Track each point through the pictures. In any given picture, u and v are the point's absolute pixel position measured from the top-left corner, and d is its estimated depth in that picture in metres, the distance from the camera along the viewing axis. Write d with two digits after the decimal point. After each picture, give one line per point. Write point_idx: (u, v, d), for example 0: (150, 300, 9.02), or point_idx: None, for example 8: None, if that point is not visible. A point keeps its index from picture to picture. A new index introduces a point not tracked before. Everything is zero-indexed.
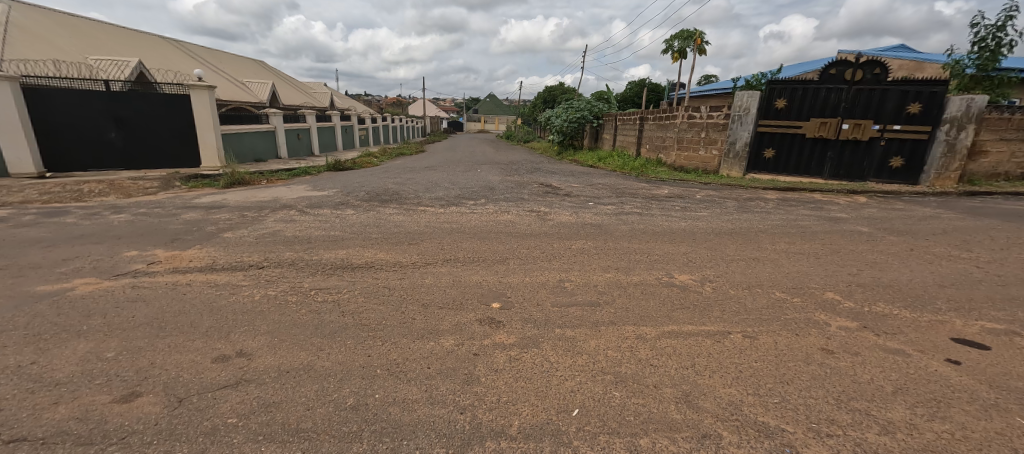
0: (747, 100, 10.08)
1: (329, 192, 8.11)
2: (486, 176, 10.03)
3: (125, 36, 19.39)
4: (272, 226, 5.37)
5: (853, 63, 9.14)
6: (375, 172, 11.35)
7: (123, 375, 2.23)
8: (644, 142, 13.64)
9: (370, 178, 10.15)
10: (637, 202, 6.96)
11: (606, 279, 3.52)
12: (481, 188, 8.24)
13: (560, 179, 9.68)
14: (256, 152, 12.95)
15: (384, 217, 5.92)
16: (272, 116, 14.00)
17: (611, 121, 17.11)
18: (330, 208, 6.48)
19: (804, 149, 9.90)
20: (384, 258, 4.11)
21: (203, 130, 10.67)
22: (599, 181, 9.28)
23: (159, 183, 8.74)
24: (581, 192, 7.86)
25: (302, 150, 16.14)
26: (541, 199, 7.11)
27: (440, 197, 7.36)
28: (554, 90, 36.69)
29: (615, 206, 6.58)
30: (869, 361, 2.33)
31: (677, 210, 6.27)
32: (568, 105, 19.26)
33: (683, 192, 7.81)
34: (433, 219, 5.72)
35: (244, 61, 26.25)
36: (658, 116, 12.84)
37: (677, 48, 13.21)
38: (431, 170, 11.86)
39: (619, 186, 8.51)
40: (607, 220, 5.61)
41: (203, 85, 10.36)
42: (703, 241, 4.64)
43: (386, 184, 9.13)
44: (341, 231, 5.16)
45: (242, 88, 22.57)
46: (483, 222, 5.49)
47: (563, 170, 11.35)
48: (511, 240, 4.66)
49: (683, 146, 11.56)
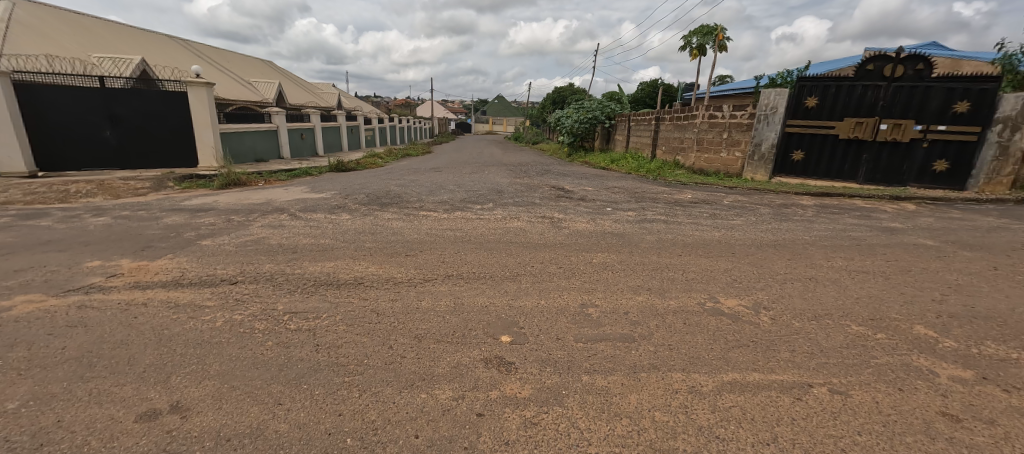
0: (775, 98, 9.38)
1: (327, 195, 7.60)
2: (494, 178, 9.45)
3: (131, 35, 19.17)
4: (257, 232, 4.85)
5: (893, 58, 8.44)
6: (379, 173, 10.84)
7: (13, 442, 1.68)
8: (660, 143, 12.99)
9: (372, 179, 9.65)
10: (660, 207, 6.34)
11: (639, 305, 2.91)
12: (489, 191, 7.67)
13: (573, 181, 9.09)
14: (257, 152, 12.53)
15: (382, 222, 5.38)
16: (274, 115, 13.58)
17: (624, 122, 16.47)
18: (325, 213, 5.96)
19: (836, 152, 9.20)
20: (377, 273, 3.56)
21: (201, 128, 10.24)
22: (616, 184, 8.67)
23: (151, 183, 8.31)
24: (596, 195, 7.25)
25: (306, 151, 15.73)
26: (554, 203, 6.52)
27: (445, 201, 6.81)
28: (564, 91, 36.08)
29: (636, 212, 5.98)
30: (1016, 435, 1.71)
31: (707, 217, 5.65)
32: (580, 105, 18.65)
33: (709, 197, 7.16)
34: (436, 225, 5.16)
35: (252, 60, 26.02)
36: (675, 116, 12.18)
37: (697, 45, 12.52)
38: (437, 172, 11.34)
39: (637, 190, 7.90)
40: (630, 228, 5.01)
41: (200, 82, 9.94)
42: (743, 255, 4.02)
43: (389, 186, 8.62)
44: (333, 239, 4.62)
45: (248, 88, 22.29)
46: (491, 230, 4.91)
47: (575, 172, 10.78)
48: (523, 252, 4.07)
49: (703, 148, 10.89)
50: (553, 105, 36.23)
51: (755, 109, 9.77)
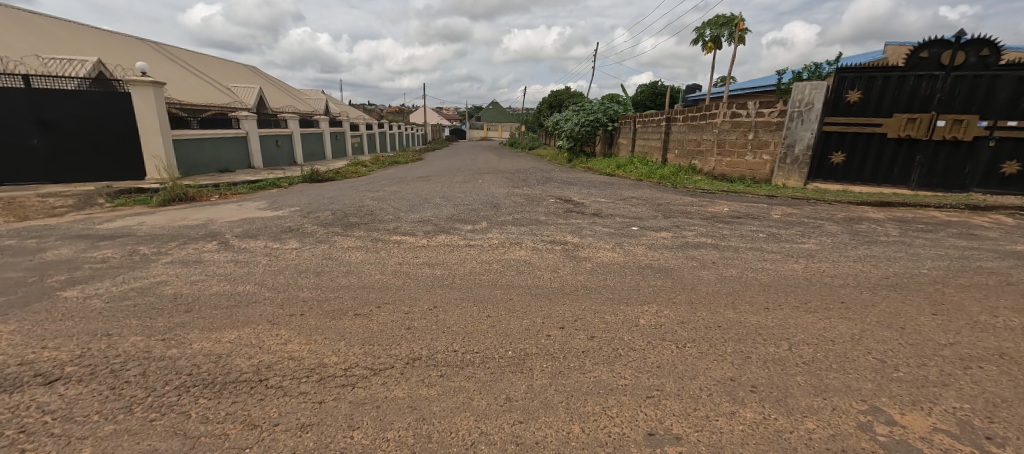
0: (811, 92, 8.10)
1: (284, 213, 6.23)
2: (490, 188, 8.14)
3: (96, 38, 17.83)
4: (156, 273, 3.47)
5: (952, 43, 7.24)
6: (357, 184, 9.49)
7: None
8: (672, 146, 11.72)
9: (346, 191, 8.29)
10: (698, 224, 5.02)
11: (755, 438, 1.57)
12: (482, 205, 6.34)
13: (580, 191, 7.78)
14: (221, 161, 11.13)
15: (339, 252, 4.02)
16: (243, 119, 12.20)
17: (629, 124, 15.21)
18: (269, 238, 4.59)
19: (884, 153, 7.93)
20: (297, 355, 2.19)
21: (147, 134, 8.86)
22: (633, 194, 7.38)
23: (75, 201, 6.91)
24: (613, 209, 5.94)
25: (281, 159, 14.34)
26: (563, 221, 5.20)
27: (428, 219, 5.48)
28: (560, 94, 34.96)
29: (670, 231, 4.67)
30: None
31: (766, 239, 4.33)
32: (579, 107, 17.40)
33: (750, 210, 5.86)
34: (409, 257, 3.80)
35: (231, 65, 24.66)
36: (688, 116, 10.92)
37: (712, 37, 11.29)
38: (425, 181, 9.98)
39: (661, 201, 6.60)
40: (672, 259, 3.68)
41: (146, 81, 8.57)
42: (860, 305, 2.69)
43: (363, 199, 7.26)
44: (257, 281, 3.25)
45: (225, 94, 20.94)
46: (483, 265, 3.55)
47: (583, 180, 9.49)
48: (530, 307, 2.71)
49: (724, 150, 9.60)
50: (548, 109, 35.03)
51: (786, 105, 8.49)
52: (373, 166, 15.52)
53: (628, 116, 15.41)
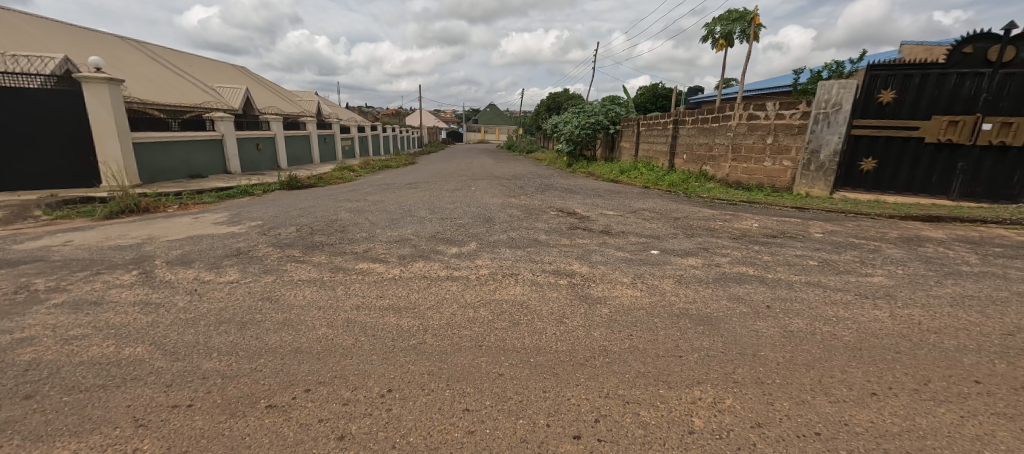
0: (839, 91, 7.24)
1: (241, 229, 5.35)
2: (483, 197, 7.28)
3: (69, 34, 16.90)
4: (27, 325, 2.59)
5: (1001, 37, 6.42)
6: (337, 192, 8.61)
7: None
8: (680, 150, 10.90)
9: (322, 201, 7.42)
10: (729, 246, 4.18)
11: None
12: (472, 220, 5.48)
13: (583, 201, 6.94)
14: (190, 165, 10.22)
15: (283, 288, 3.15)
16: (217, 121, 11.30)
17: (633, 127, 14.40)
18: (205, 267, 3.73)
19: (921, 159, 7.08)
20: None
21: (103, 136, 7.95)
22: (643, 204, 6.56)
23: (4, 214, 6.01)
24: (624, 225, 5.10)
25: (263, 164, 13.44)
26: (567, 242, 4.35)
27: (406, 239, 4.61)
28: (558, 96, 34.19)
29: (698, 256, 3.82)
30: None
31: (820, 268, 3.49)
32: (579, 110, 16.58)
33: (784, 226, 5.02)
34: (370, 298, 2.94)
35: (218, 65, 23.80)
36: (699, 118, 10.09)
37: (723, 34, 10.55)
38: (413, 188, 9.11)
39: (676, 215, 5.76)
40: (712, 301, 2.83)
41: (101, 77, 7.72)
42: (1009, 390, 1.84)
43: (339, 211, 6.40)
44: (153, 341, 2.39)
45: (210, 95, 20.08)
46: (464, 312, 2.68)
47: (586, 187, 8.67)
48: (526, 393, 1.86)
49: (739, 155, 8.76)
50: (547, 111, 34.26)
51: (809, 105, 7.63)
52: (362, 170, 14.66)
53: (631, 118, 14.61)
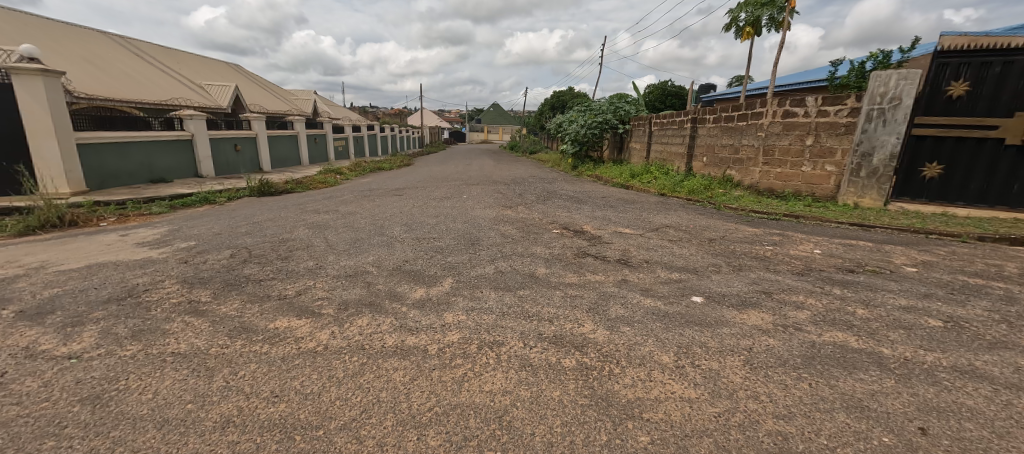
0: (898, 83, 6.05)
1: (164, 253, 4.27)
2: (474, 209, 6.17)
3: (44, 28, 15.95)
4: None
5: None
6: (310, 201, 7.53)
7: None
8: (699, 152, 9.73)
9: (285, 213, 6.34)
10: (797, 290, 3.02)
11: None
12: (453, 242, 4.37)
13: (592, 214, 5.80)
14: (153, 168, 9.18)
15: (136, 372, 2.05)
16: (186, 119, 10.25)
17: (644, 126, 13.24)
18: (62, 322, 2.65)
19: (1001, 165, 5.84)
20: None
21: (39, 136, 6.96)
22: (665, 219, 5.42)
23: None
24: (647, 252, 3.97)
25: (242, 166, 12.39)
26: (574, 280, 3.22)
27: (361, 271, 3.51)
28: (563, 95, 33.01)
29: (759, 308, 2.69)
30: None
31: (956, 335, 2.33)
32: (586, 108, 15.43)
33: (857, 254, 3.86)
34: (259, 399, 1.83)
35: (208, 63, 22.86)
36: (722, 116, 8.90)
37: (749, 21, 9.42)
38: (397, 196, 8.01)
39: (709, 234, 4.62)
40: (820, 416, 1.68)
41: (33, 68, 6.69)
42: None
43: (297, 227, 5.32)
44: None
45: (196, 92, 19.10)
46: (399, 442, 1.57)
47: (594, 196, 7.54)
48: None
49: (772, 158, 7.55)
50: (551, 110, 33.11)
51: (860, 100, 6.42)
52: (351, 173, 13.59)
53: (642, 117, 13.44)
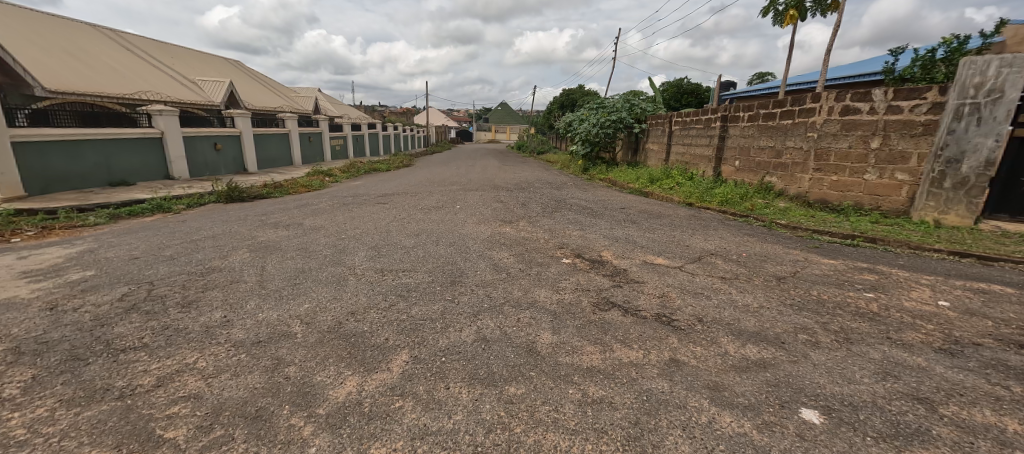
0: (999, 71, 4.77)
1: (39, 291, 3.18)
2: (465, 225, 5.03)
3: (27, 19, 15.12)
4: None
5: None
6: (278, 210, 6.46)
7: None
8: (730, 155, 8.48)
9: (238, 227, 5.25)
10: (966, 392, 1.83)
11: None
12: (427, 279, 3.23)
13: (611, 234, 4.63)
14: (112, 170, 8.21)
15: None
16: (155, 115, 9.18)
17: (662, 125, 11.97)
18: None
19: None
20: None
21: None
22: (705, 242, 4.23)
23: None
24: (694, 301, 2.80)
25: (223, 167, 11.36)
26: (595, 361, 2.05)
27: (279, 335, 2.38)
28: (573, 93, 31.75)
29: (933, 447, 1.51)
30: None
31: None
32: (598, 105, 14.19)
33: (1004, 309, 2.66)
34: None
35: (205, 57, 21.88)
36: (760, 113, 7.62)
37: (791, 4, 8.16)
38: (381, 204, 6.90)
39: (772, 269, 3.43)
40: None
41: None
42: None
43: (239, 249, 4.22)
44: None
45: (189, 88, 18.12)
46: None
47: (611, 206, 6.36)
48: None
49: (825, 163, 6.27)
50: (560, 109, 31.88)
51: (945, 94, 5.14)
52: (342, 174, 12.54)
53: (661, 115, 12.17)
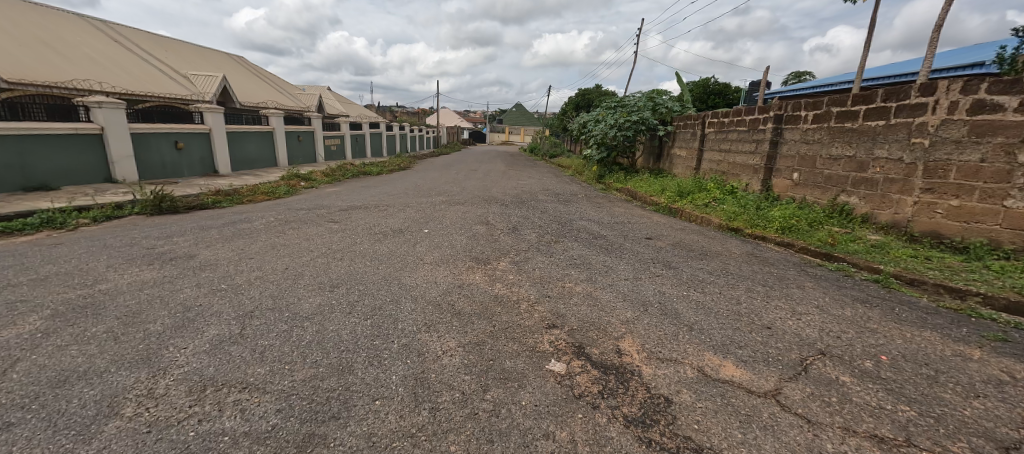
0: None
1: None
2: (416, 267, 3.39)
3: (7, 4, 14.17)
4: None
5: None
6: (195, 229, 4.95)
7: None
8: (787, 166, 6.68)
9: (106, 259, 3.74)
10: None
11: None
12: (270, 420, 1.61)
13: (634, 291, 2.97)
14: (29, 172, 6.90)
15: None
16: (94, 108, 7.69)
17: (694, 127, 10.14)
18: None
19: None
20: None
21: None
22: (801, 322, 2.50)
23: None
24: None
25: (186, 168, 9.95)
26: None
27: None
28: (590, 93, 29.97)
29: None
30: None
31: None
32: (617, 104, 12.40)
33: None
34: None
35: (205, 51, 20.47)
36: (835, 113, 5.81)
37: None
38: (334, 222, 5.33)
39: (969, 414, 1.70)
40: None
41: None
42: None
43: (48, 307, 2.69)
44: None
45: (177, 82, 16.56)
46: None
47: (635, 236, 4.65)
48: None
49: (940, 182, 4.45)
50: (576, 109, 30.18)
51: None
52: (325, 178, 11.10)
53: (692, 116, 10.33)
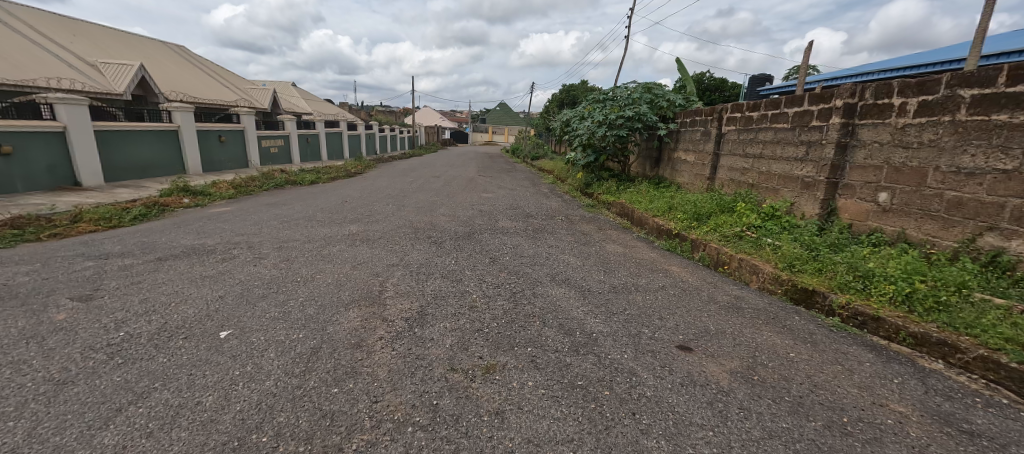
0: None
1: None
2: None
3: None
4: None
5: None
6: None
7: None
8: (868, 182, 4.45)
9: None
10: None
11: None
12: None
13: None
14: None
15: None
16: None
17: (705, 124, 7.83)
18: None
19: None
20: None
21: None
22: None
23: None
24: None
25: (21, 180, 7.14)
26: None
27: None
28: (575, 89, 27.75)
29: None
30: None
31: None
32: (607, 96, 10.05)
33: None
34: None
35: (133, 39, 17.27)
36: (969, 100, 3.60)
37: None
38: (91, 297, 2.84)
39: None
40: None
41: None
42: None
43: None
44: None
45: (79, 71, 13.12)
46: None
47: (655, 341, 2.28)
48: None
49: None
50: (560, 107, 27.97)
51: None
52: (235, 185, 8.55)
53: (703, 110, 8.02)
